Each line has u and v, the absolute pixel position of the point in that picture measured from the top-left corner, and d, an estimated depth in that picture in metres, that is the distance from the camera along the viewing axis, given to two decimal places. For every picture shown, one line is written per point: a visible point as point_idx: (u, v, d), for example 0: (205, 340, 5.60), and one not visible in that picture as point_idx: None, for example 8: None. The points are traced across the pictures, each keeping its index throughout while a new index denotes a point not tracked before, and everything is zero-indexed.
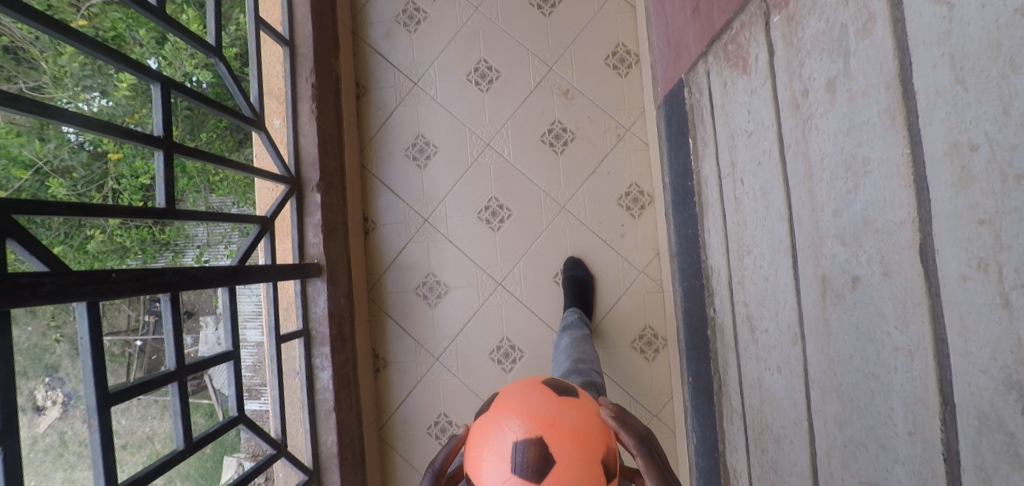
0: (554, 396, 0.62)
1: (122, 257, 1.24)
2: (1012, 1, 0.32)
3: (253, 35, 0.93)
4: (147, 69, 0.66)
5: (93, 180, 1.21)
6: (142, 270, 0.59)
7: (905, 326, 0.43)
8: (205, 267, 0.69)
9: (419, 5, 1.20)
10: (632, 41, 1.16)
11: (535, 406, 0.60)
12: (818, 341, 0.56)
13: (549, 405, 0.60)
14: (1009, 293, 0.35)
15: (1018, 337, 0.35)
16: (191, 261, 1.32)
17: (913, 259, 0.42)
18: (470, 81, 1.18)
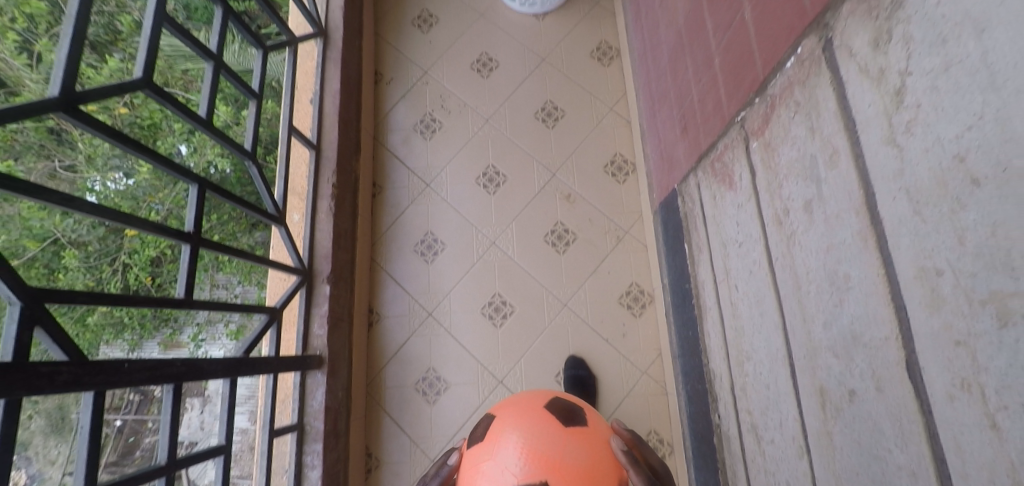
0: (563, 431, 0.76)
1: (117, 332, 1.30)
2: (950, 148, 0.36)
3: (284, 140, 1.02)
4: (189, 172, 0.73)
5: (106, 253, 1.32)
6: (152, 360, 0.61)
7: (905, 444, 0.43)
8: (212, 358, 0.70)
9: (435, 116, 1.33)
10: (629, 152, 1.26)
11: (535, 424, 0.75)
12: (823, 456, 0.55)
13: (558, 441, 0.74)
14: (995, 414, 0.35)
15: (1011, 463, 0.34)
16: (187, 338, 1.37)
17: (902, 375, 0.43)
18: (479, 184, 1.27)
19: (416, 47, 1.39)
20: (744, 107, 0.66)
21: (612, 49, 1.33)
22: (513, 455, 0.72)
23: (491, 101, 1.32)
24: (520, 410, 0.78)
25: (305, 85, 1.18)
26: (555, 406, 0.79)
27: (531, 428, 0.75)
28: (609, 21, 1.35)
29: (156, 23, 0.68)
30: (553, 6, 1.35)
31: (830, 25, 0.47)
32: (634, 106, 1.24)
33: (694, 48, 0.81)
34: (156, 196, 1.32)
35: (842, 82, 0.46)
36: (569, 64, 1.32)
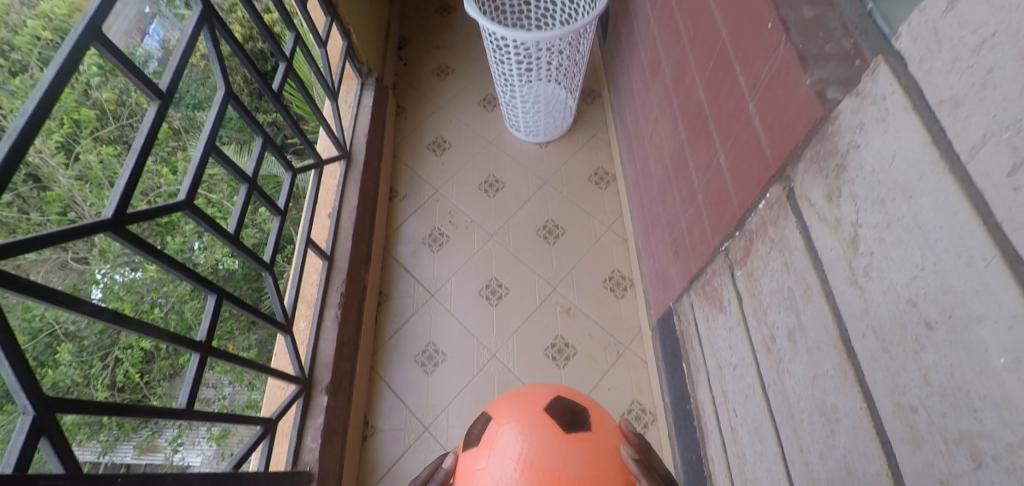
0: (562, 436, 0.70)
1: (93, 432, 1.25)
2: (903, 293, 0.40)
3: (301, 251, 1.10)
4: (209, 283, 0.78)
5: (102, 346, 1.34)
6: (144, 475, 0.60)
7: None
8: (202, 472, 0.69)
9: (443, 230, 1.41)
10: (627, 269, 1.31)
11: (533, 430, 0.71)
12: None
13: (553, 449, 0.68)
14: None
15: None
16: (166, 442, 1.36)
17: None
18: (481, 296, 1.31)
19: (429, 167, 1.51)
20: (727, 238, 0.72)
21: (608, 174, 1.44)
22: (508, 457, 0.69)
23: (495, 218, 1.41)
24: (517, 410, 0.74)
25: (325, 201, 1.28)
26: (556, 405, 0.74)
27: (527, 429, 0.71)
28: (606, 149, 1.48)
29: (205, 153, 0.77)
30: (555, 136, 1.50)
31: (789, 177, 0.54)
32: (630, 226, 1.32)
33: (680, 182, 0.89)
34: (160, 290, 1.43)
35: (806, 226, 0.52)
36: (568, 187, 1.44)
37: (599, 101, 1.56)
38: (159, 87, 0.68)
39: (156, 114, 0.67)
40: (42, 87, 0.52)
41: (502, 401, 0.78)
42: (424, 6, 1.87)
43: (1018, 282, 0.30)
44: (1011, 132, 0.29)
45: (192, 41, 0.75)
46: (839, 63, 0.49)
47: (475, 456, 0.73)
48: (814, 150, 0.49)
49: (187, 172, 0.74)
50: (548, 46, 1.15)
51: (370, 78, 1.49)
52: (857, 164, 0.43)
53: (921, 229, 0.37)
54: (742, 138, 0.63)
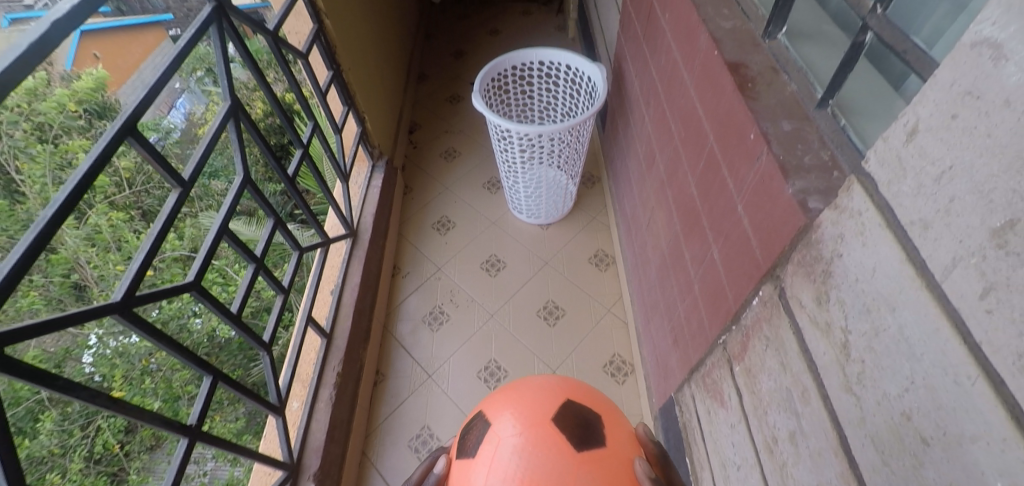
0: (573, 455, 0.67)
1: None
2: (897, 405, 0.39)
3: (300, 329, 1.11)
4: (206, 363, 0.78)
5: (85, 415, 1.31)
6: None
7: None
8: None
9: (443, 309, 1.41)
10: (628, 352, 1.29)
11: (541, 449, 0.67)
12: None
13: (567, 472, 0.65)
14: None
15: None
16: None
17: None
18: (480, 378, 1.28)
19: (432, 246, 1.54)
20: (724, 331, 0.72)
21: (608, 256, 1.46)
22: (512, 478, 0.65)
23: (496, 298, 1.41)
24: (523, 412, 0.71)
25: (329, 278, 1.30)
26: (565, 411, 0.72)
27: (532, 447, 0.67)
28: (605, 232, 1.52)
29: (218, 235, 0.80)
30: (556, 218, 1.55)
31: (780, 277, 0.55)
32: (630, 308, 1.32)
33: (677, 271, 0.91)
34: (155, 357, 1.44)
35: (799, 328, 0.52)
36: (569, 268, 1.45)
37: (599, 186, 1.62)
38: (183, 176, 0.72)
39: (176, 201, 0.71)
40: (74, 179, 0.56)
41: (506, 398, 0.75)
42: (436, 95, 2.00)
43: (1006, 407, 0.30)
44: (978, 257, 0.31)
45: (218, 133, 0.80)
46: (818, 174, 0.52)
47: (475, 472, 0.68)
48: (801, 255, 0.50)
49: (199, 253, 0.77)
50: (550, 137, 1.22)
51: (380, 160, 1.56)
52: (842, 272, 0.45)
53: (907, 341, 0.38)
54: (734, 235, 0.65)
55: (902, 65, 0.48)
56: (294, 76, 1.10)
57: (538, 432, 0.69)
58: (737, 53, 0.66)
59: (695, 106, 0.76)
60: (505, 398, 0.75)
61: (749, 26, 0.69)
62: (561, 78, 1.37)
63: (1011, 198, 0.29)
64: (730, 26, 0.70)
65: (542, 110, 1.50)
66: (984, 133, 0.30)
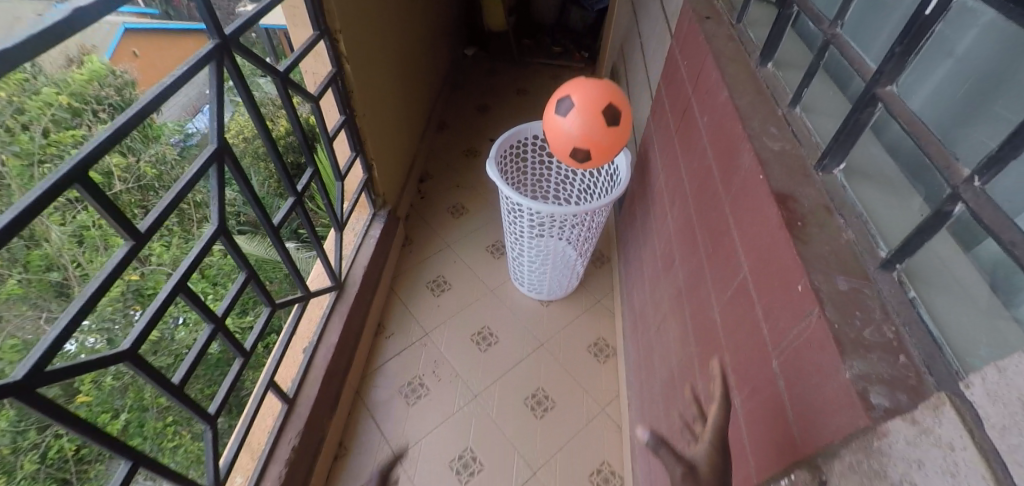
0: (605, 125, 0.96)
1: None
2: None
3: (259, 393, 1.00)
4: (126, 447, 0.67)
5: None
6: None
7: None
8: None
9: (423, 380, 1.29)
10: (618, 462, 1.15)
11: (586, 118, 0.95)
12: None
13: (595, 135, 0.96)
14: None
15: None
16: None
17: None
18: (451, 467, 1.14)
19: (424, 307, 1.44)
20: None
21: (609, 347, 1.36)
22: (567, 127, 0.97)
23: (482, 378, 1.29)
24: (578, 98, 0.96)
25: (305, 334, 1.19)
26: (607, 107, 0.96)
27: (580, 116, 0.95)
28: (608, 319, 1.42)
29: (173, 293, 0.71)
30: (558, 295, 1.45)
31: None
32: (626, 413, 1.20)
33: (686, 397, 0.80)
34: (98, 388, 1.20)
35: None
36: (565, 353, 1.34)
37: (608, 267, 1.54)
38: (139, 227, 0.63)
39: (125, 255, 0.62)
40: None
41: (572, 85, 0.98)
42: (453, 147, 1.96)
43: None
44: None
45: (196, 179, 0.72)
46: (883, 355, 0.43)
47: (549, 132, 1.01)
48: None
49: (144, 313, 0.67)
50: (564, 217, 1.15)
51: (383, 210, 1.50)
52: None
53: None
54: (764, 390, 0.55)
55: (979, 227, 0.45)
56: (298, 118, 1.05)
57: (588, 113, 0.95)
58: (785, 183, 0.58)
59: (729, 228, 0.68)
60: (574, 92, 0.96)
61: (799, 152, 0.62)
62: None
63: None
64: (779, 148, 0.63)
65: (558, 183, 1.44)
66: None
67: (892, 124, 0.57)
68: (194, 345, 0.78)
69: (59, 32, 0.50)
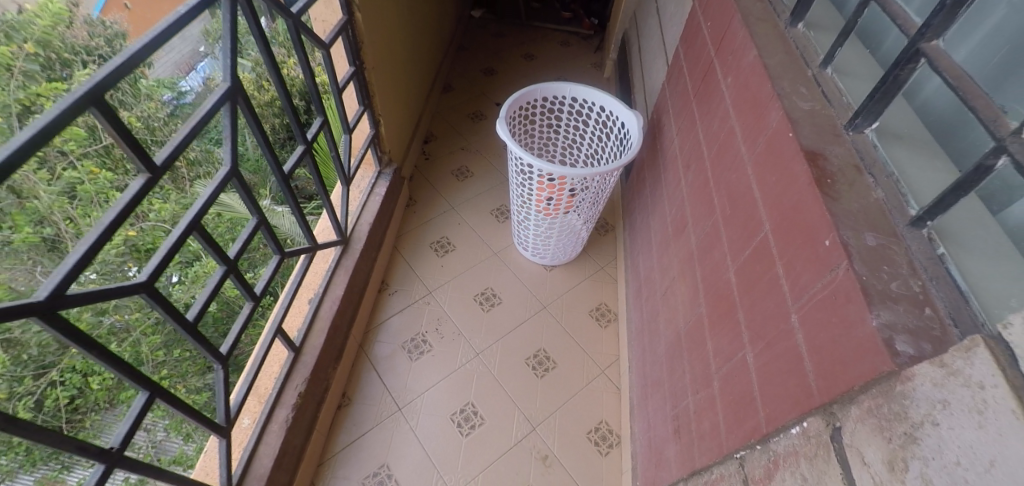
0: None
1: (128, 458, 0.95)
2: None
3: (266, 341, 1.00)
4: (145, 379, 0.65)
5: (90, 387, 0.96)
6: None
7: None
8: None
9: (426, 337, 1.30)
10: (616, 421, 1.18)
11: None
12: None
13: None
14: None
15: None
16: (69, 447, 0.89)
17: None
18: (453, 421, 1.16)
19: (427, 267, 1.44)
20: (745, 447, 0.62)
21: (611, 312, 1.37)
22: None
23: (485, 337, 1.30)
24: None
25: (309, 286, 1.19)
26: None
27: None
28: (611, 285, 1.43)
29: (188, 230, 0.69)
30: (561, 261, 1.45)
31: (838, 417, 0.46)
32: (626, 375, 1.22)
33: (693, 356, 0.82)
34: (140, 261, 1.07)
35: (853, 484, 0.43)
36: (567, 317, 1.35)
37: (612, 234, 1.54)
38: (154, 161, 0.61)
39: (140, 188, 0.60)
40: (9, 147, 0.44)
41: None
42: (458, 109, 1.93)
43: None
44: None
45: (209, 116, 0.70)
46: (909, 307, 0.43)
47: None
48: (876, 403, 0.42)
49: (159, 247, 0.66)
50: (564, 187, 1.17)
51: (388, 167, 1.48)
52: (933, 446, 0.36)
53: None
54: (779, 346, 0.56)
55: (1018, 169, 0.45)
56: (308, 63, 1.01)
57: None
58: (815, 140, 0.58)
59: (750, 188, 0.68)
60: None
61: (829, 111, 0.61)
62: (592, 118, 1.30)
63: None
64: (809, 108, 0.62)
65: (565, 148, 1.42)
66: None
67: (936, 77, 0.56)
68: (207, 284, 0.78)
69: None
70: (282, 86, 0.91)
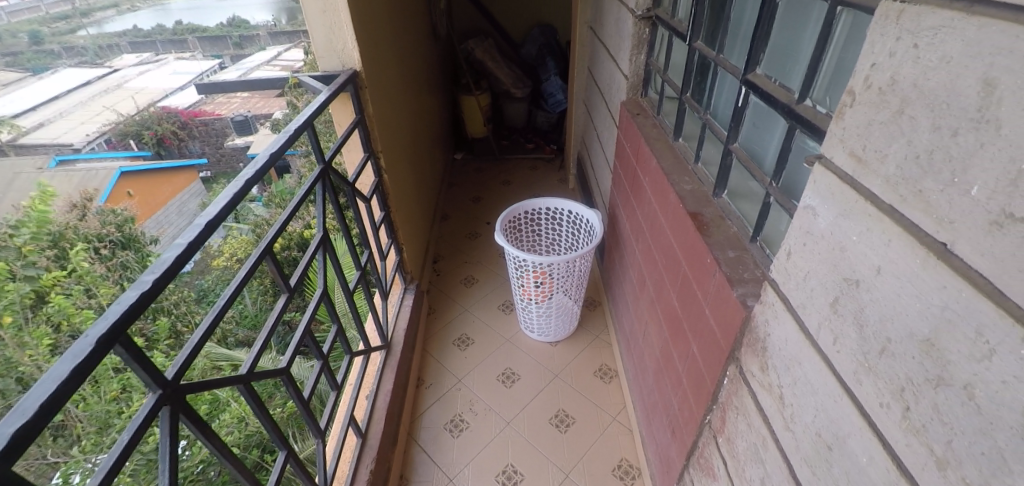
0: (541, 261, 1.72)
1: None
2: (814, 429, 0.58)
3: (343, 429, 1.26)
4: (283, 439, 0.96)
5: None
6: None
7: None
8: None
9: (462, 417, 1.54)
10: (634, 458, 1.40)
11: None
12: None
13: None
14: None
15: None
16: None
17: None
18: (497, 482, 1.36)
19: (454, 360, 1.72)
20: (708, 412, 0.90)
21: (612, 370, 1.64)
22: None
23: (511, 408, 1.55)
24: None
25: (364, 385, 1.47)
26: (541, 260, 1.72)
27: None
28: (607, 349, 1.72)
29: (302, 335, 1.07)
30: (562, 337, 1.76)
31: (739, 360, 0.77)
32: (634, 416, 1.46)
33: (669, 373, 1.11)
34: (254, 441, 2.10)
35: (755, 392, 0.73)
36: (576, 379, 1.63)
37: (599, 308, 1.88)
38: (291, 283, 1.06)
39: (281, 306, 0.99)
40: (237, 280, 0.81)
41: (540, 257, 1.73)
42: (457, 232, 2.35)
43: (868, 422, 0.50)
44: (828, 323, 0.55)
45: (307, 263, 1.13)
46: (752, 283, 0.77)
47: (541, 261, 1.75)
48: (749, 338, 0.73)
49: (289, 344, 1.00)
50: (534, 292, 1.59)
51: (412, 284, 1.84)
52: (770, 345, 0.67)
53: (815, 390, 0.58)
54: (707, 334, 0.88)
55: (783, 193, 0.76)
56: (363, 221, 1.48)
57: None
58: (696, 206, 0.97)
59: (671, 242, 1.05)
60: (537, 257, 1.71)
61: (704, 189, 1.01)
62: (564, 220, 1.71)
63: (834, 286, 0.53)
64: (690, 189, 1.02)
65: (548, 246, 1.81)
66: (820, 253, 0.56)
67: (746, 176, 0.91)
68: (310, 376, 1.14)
69: (263, 164, 0.87)
70: (347, 236, 1.38)
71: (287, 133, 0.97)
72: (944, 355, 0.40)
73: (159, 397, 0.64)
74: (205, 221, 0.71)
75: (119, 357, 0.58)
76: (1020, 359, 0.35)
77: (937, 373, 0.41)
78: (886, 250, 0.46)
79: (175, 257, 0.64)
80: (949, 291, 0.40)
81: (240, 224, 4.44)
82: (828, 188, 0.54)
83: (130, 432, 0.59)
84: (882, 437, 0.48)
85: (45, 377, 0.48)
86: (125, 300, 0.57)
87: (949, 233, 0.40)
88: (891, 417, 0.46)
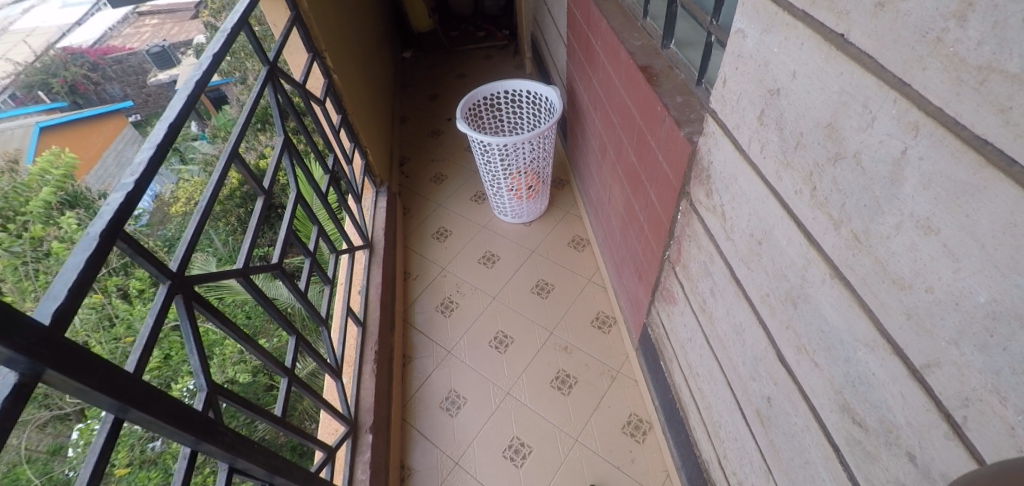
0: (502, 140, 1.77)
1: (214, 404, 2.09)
2: (748, 233, 0.69)
3: (343, 321, 1.36)
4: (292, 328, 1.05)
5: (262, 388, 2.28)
6: (238, 439, 0.79)
7: (798, 408, 0.65)
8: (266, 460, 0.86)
9: (452, 299, 1.66)
10: (609, 309, 1.56)
11: None
12: (772, 451, 0.76)
13: None
14: (807, 344, 0.60)
15: (824, 374, 0.58)
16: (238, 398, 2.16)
17: (775, 361, 0.69)
18: (492, 347, 1.52)
19: (435, 252, 1.81)
20: (666, 248, 1.01)
21: (584, 239, 1.77)
22: None
23: (494, 284, 1.68)
24: None
25: (354, 282, 1.55)
26: None
27: None
28: (578, 222, 1.83)
29: (282, 245, 1.14)
30: (535, 217, 1.85)
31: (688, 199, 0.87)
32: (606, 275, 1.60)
33: (635, 230, 1.20)
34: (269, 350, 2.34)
35: (702, 218, 0.83)
36: (552, 252, 1.75)
37: (567, 186, 1.96)
38: (264, 186, 1.09)
39: (260, 211, 1.05)
40: (213, 181, 0.84)
41: None
42: (419, 132, 2.33)
43: (787, 212, 0.59)
44: (757, 136, 0.62)
45: (276, 169, 1.15)
46: (697, 122, 0.84)
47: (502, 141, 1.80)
48: (695, 171, 0.82)
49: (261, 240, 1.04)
50: (523, 192, 1.71)
51: (383, 187, 1.86)
52: (713, 171, 0.75)
53: (748, 198, 0.67)
54: (662, 181, 0.96)
55: (722, 27, 0.79)
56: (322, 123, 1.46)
57: None
58: (646, 59, 1.00)
59: (624, 99, 1.10)
60: None
61: (654, 43, 1.04)
62: (523, 101, 1.72)
63: (760, 101, 0.60)
64: (640, 44, 1.05)
65: (511, 130, 1.83)
66: (750, 72, 0.61)
67: (692, 22, 0.93)
68: (302, 275, 1.23)
69: (210, 67, 0.87)
70: (313, 142, 1.38)
71: (224, 33, 0.94)
72: (841, 135, 0.48)
73: (170, 287, 0.70)
74: (168, 122, 0.73)
75: (123, 253, 0.63)
76: (893, 119, 0.42)
77: (836, 151, 0.49)
78: (800, 54, 0.52)
79: (149, 158, 0.66)
80: (845, 77, 0.47)
81: (188, 165, 4.23)
82: (754, 8, 0.58)
83: (153, 316, 0.67)
84: (798, 220, 0.57)
85: (64, 268, 0.54)
86: (113, 202, 0.61)
87: (846, 25, 0.46)
88: (803, 200, 0.56)
